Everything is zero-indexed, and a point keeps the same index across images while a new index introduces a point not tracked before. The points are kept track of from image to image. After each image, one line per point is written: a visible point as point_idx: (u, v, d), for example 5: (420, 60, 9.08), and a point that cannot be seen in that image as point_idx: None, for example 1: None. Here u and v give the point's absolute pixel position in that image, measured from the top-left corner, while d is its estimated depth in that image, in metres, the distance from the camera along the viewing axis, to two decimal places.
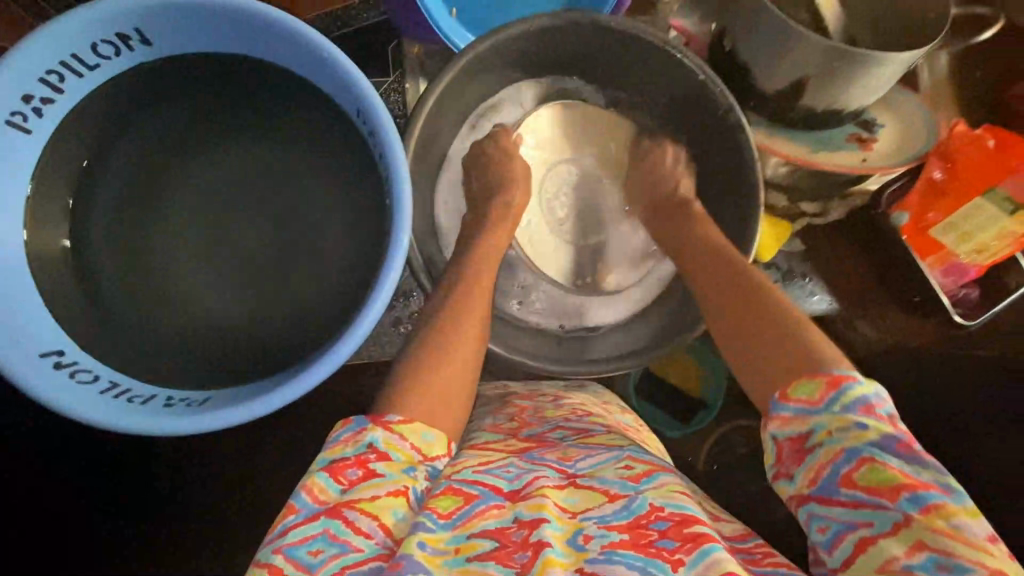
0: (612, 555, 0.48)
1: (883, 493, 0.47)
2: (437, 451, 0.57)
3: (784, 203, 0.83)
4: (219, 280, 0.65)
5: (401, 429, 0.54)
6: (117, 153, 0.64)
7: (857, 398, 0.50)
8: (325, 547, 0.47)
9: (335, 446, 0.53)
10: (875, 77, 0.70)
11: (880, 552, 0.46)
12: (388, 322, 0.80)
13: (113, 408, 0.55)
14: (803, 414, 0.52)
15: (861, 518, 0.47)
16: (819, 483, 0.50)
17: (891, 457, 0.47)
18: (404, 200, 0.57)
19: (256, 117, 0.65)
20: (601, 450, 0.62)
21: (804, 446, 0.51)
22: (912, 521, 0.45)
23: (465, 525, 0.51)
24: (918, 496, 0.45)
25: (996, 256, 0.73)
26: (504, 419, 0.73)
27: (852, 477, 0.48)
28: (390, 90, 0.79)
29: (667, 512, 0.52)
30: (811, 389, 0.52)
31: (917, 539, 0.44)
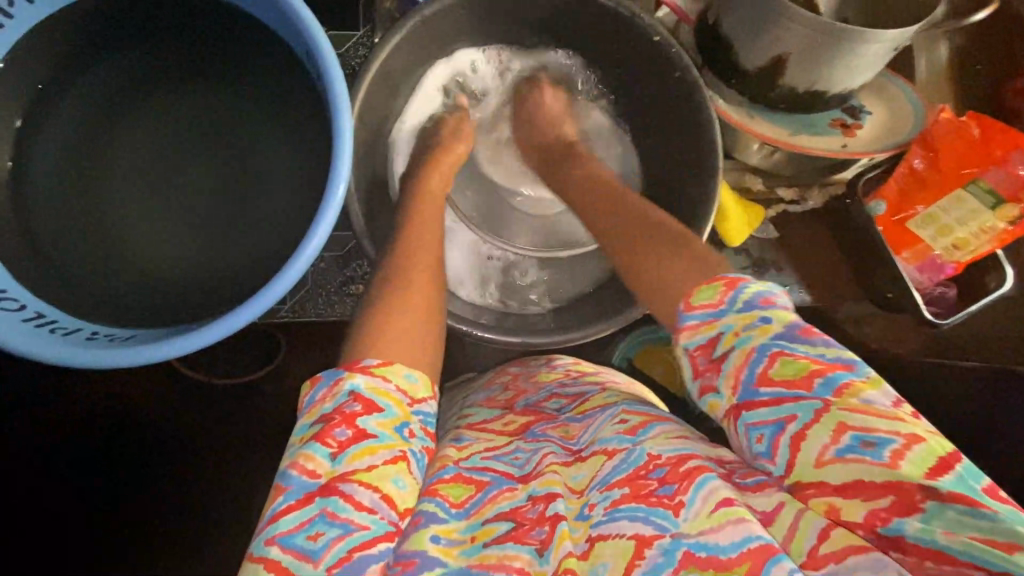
0: (615, 513, 0.46)
1: (800, 384, 0.42)
2: (422, 393, 0.50)
3: (761, 187, 0.80)
4: (162, 221, 0.63)
5: (382, 372, 0.49)
6: (67, 89, 0.62)
7: (752, 295, 0.45)
8: (325, 530, 0.43)
9: (313, 408, 0.47)
10: (861, 57, 0.65)
11: (811, 445, 0.41)
12: (337, 283, 0.78)
13: (35, 337, 0.53)
14: (708, 322, 0.46)
15: (784, 413, 0.42)
16: (740, 389, 0.44)
17: (796, 345, 0.42)
18: (342, 146, 0.54)
19: (208, 57, 0.64)
20: (597, 414, 0.56)
21: (713, 353, 0.45)
22: (830, 404, 0.40)
23: (477, 512, 0.49)
24: (830, 378, 0.41)
25: (976, 252, 0.70)
26: (498, 391, 0.70)
27: (769, 373, 0.42)
28: (357, 45, 0.77)
29: (664, 458, 0.48)
30: (712, 293, 0.46)
31: (838, 421, 0.40)
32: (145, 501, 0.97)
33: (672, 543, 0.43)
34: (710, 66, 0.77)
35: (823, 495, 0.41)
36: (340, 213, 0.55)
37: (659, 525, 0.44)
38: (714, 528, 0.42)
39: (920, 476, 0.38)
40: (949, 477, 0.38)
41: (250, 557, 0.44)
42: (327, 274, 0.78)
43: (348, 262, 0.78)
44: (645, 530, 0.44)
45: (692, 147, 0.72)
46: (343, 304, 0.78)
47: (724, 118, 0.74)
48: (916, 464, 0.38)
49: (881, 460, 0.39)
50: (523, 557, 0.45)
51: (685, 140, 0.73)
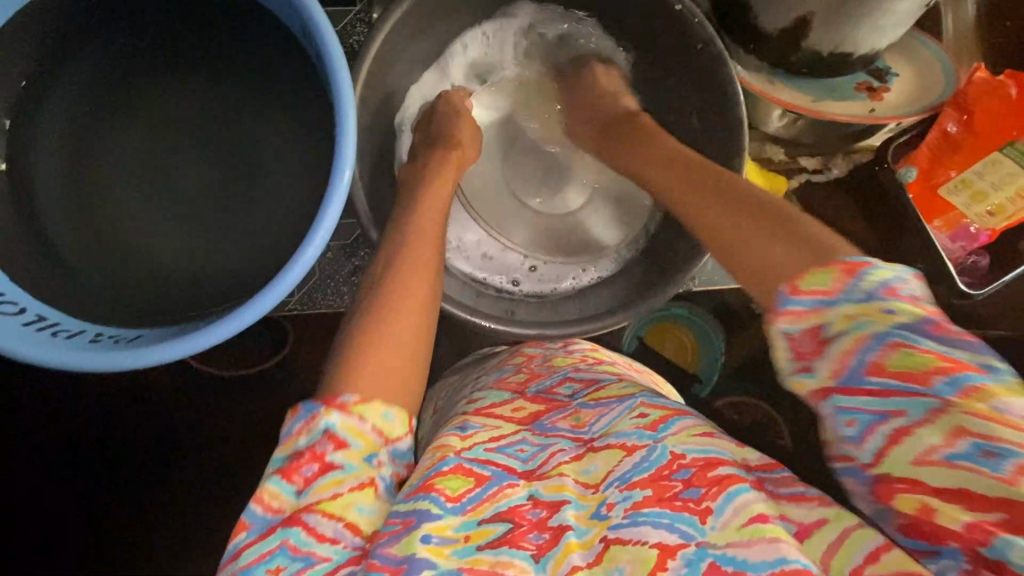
0: (637, 517, 0.43)
1: (917, 378, 0.36)
2: (399, 431, 0.48)
3: (782, 157, 0.77)
4: (161, 215, 0.61)
5: (360, 411, 0.46)
6: (51, 75, 0.58)
7: (880, 281, 0.39)
8: (286, 564, 0.42)
9: (288, 441, 0.46)
10: (890, 15, 0.61)
11: (915, 443, 0.36)
12: (345, 273, 0.76)
13: (34, 340, 0.51)
14: (817, 309, 0.40)
15: (891, 407, 0.37)
16: (842, 377, 0.39)
17: (922, 339, 0.37)
18: (346, 130, 0.51)
19: (202, 38, 0.60)
20: (612, 404, 0.53)
21: (820, 336, 0.40)
22: (950, 405, 0.35)
23: (475, 509, 0.45)
24: (959, 377, 0.35)
25: (1013, 218, 0.67)
26: (510, 370, 0.66)
27: (883, 363, 0.37)
28: (355, 21, 0.73)
29: (689, 459, 0.45)
30: (828, 279, 0.40)
31: (957, 424, 0.35)
32: (161, 500, 0.97)
33: (696, 552, 0.41)
34: (727, 30, 0.73)
35: (914, 492, 0.36)
36: (345, 202, 0.52)
37: (683, 533, 0.42)
38: (745, 542, 0.40)
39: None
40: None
41: None
42: (335, 264, 0.76)
43: (355, 250, 0.76)
44: (670, 538, 0.42)
45: (714, 117, 0.68)
46: (351, 293, 0.77)
47: (744, 85, 0.71)
48: None
49: (999, 474, 0.34)
50: (517, 565, 0.43)
51: (707, 109, 0.69)
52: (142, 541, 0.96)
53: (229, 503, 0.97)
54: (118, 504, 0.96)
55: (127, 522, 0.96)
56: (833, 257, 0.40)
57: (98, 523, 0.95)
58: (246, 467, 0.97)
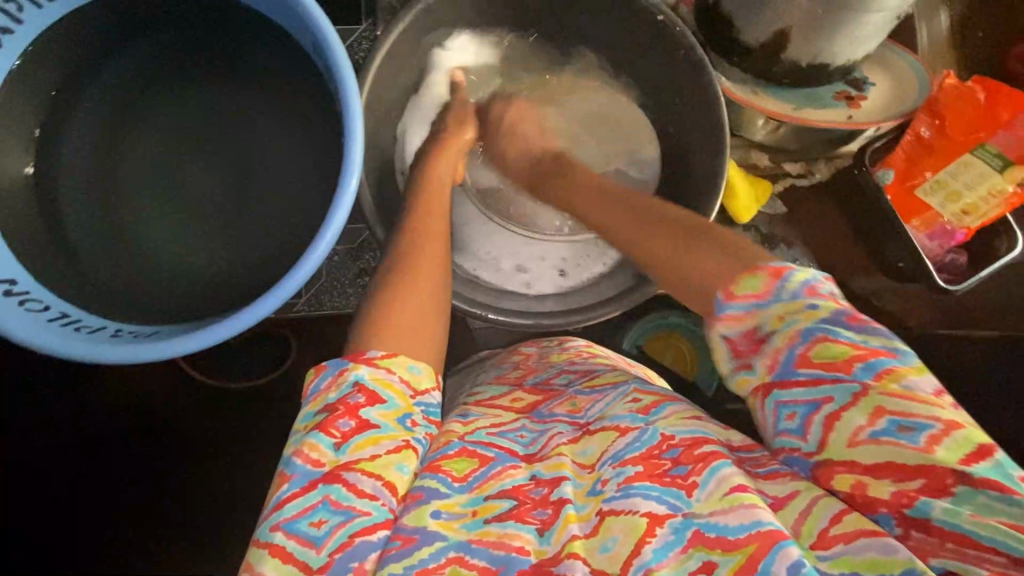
0: (629, 489, 0.45)
1: (838, 367, 0.40)
2: (426, 384, 0.52)
3: (768, 162, 0.81)
4: (175, 219, 0.64)
5: (387, 364, 0.50)
6: (76, 90, 0.62)
7: (801, 281, 0.42)
8: (328, 517, 0.44)
9: (318, 397, 0.49)
10: (863, 26, 0.65)
11: (846, 424, 0.40)
12: (351, 276, 0.80)
13: (60, 335, 0.54)
14: (751, 312, 0.43)
15: (821, 395, 0.40)
16: (777, 369, 0.42)
17: (842, 331, 0.40)
18: (353, 135, 0.55)
19: (217, 54, 0.64)
20: (606, 391, 0.57)
21: (755, 337, 0.44)
22: (868, 388, 0.39)
23: (480, 487, 0.48)
24: (873, 362, 0.39)
25: (987, 217, 0.70)
26: (509, 368, 0.70)
27: (808, 356, 0.41)
28: (361, 38, 0.78)
29: (678, 439, 0.47)
30: (757, 283, 0.43)
31: (876, 404, 0.39)
32: (165, 504, 0.98)
33: (682, 522, 0.43)
34: (712, 44, 0.78)
35: (851, 470, 0.40)
36: (353, 202, 0.55)
37: (672, 505, 0.43)
38: (726, 509, 0.42)
39: (955, 461, 0.37)
40: (984, 463, 0.36)
41: (254, 545, 0.45)
42: (340, 267, 0.79)
43: (359, 254, 0.79)
44: (658, 509, 0.43)
45: (700, 123, 0.72)
46: (357, 296, 0.80)
47: (729, 96, 0.74)
48: (952, 450, 0.37)
49: (916, 444, 0.37)
50: (523, 536, 0.45)
51: (693, 116, 0.73)
52: (146, 546, 0.97)
53: (231, 508, 0.98)
54: (124, 509, 0.97)
55: (134, 525, 0.98)
56: (761, 260, 0.44)
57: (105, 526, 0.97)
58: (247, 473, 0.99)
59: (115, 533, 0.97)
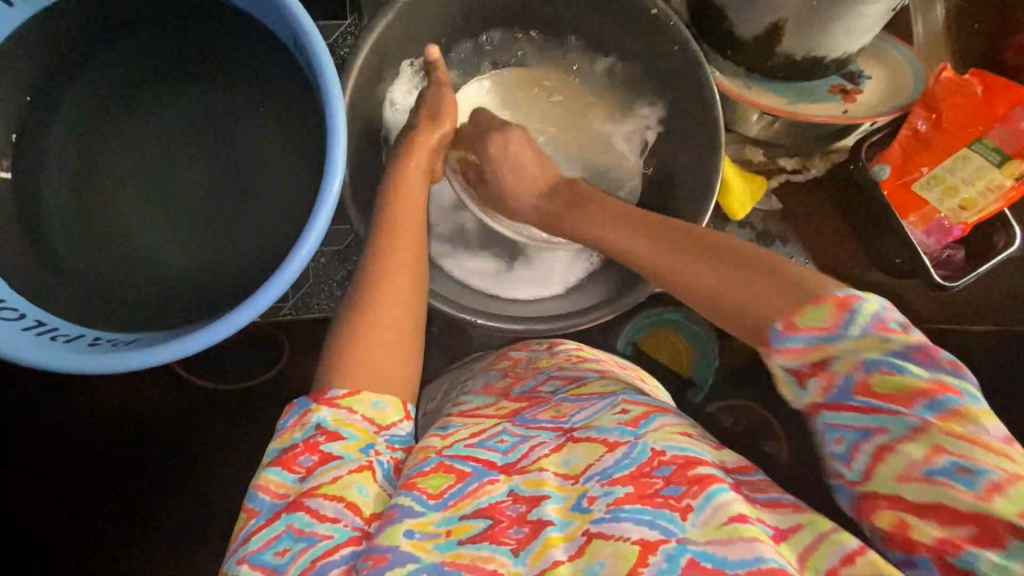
0: (618, 513, 0.44)
1: (898, 400, 0.38)
2: (393, 417, 0.51)
3: (762, 158, 0.79)
4: (154, 222, 0.62)
5: (348, 404, 0.49)
6: (51, 90, 0.60)
7: (869, 314, 0.40)
8: (291, 545, 0.44)
9: (284, 434, 0.49)
10: (859, 19, 0.64)
11: (900, 458, 0.38)
12: (339, 278, 0.78)
13: (34, 345, 0.52)
14: (817, 344, 0.41)
15: (876, 424, 0.39)
16: (833, 394, 0.40)
17: (908, 366, 0.38)
18: (337, 135, 0.53)
19: (196, 51, 0.62)
20: (593, 399, 0.55)
21: (817, 363, 0.41)
22: (929, 426, 0.37)
23: (456, 504, 0.47)
24: (939, 401, 0.37)
25: (985, 212, 0.69)
26: (497, 376, 0.68)
27: (869, 386, 0.39)
28: (346, 34, 0.76)
29: (670, 456, 0.46)
30: (822, 314, 0.41)
31: (935, 444, 0.36)
32: (153, 513, 0.96)
33: (677, 548, 0.42)
34: (706, 38, 0.76)
35: (894, 508, 0.38)
36: (337, 205, 0.53)
37: (665, 530, 0.42)
38: (723, 539, 0.41)
39: (1014, 515, 0.34)
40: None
41: None
42: (328, 270, 0.78)
43: (347, 256, 0.77)
44: (651, 534, 0.42)
45: (694, 118, 0.71)
46: (345, 298, 0.78)
47: (723, 90, 0.73)
48: (1012, 502, 0.35)
49: (974, 490, 0.35)
50: (498, 559, 0.44)
51: (687, 111, 0.71)
52: (134, 554, 0.96)
53: (219, 516, 0.97)
54: (110, 517, 0.96)
55: (121, 534, 0.96)
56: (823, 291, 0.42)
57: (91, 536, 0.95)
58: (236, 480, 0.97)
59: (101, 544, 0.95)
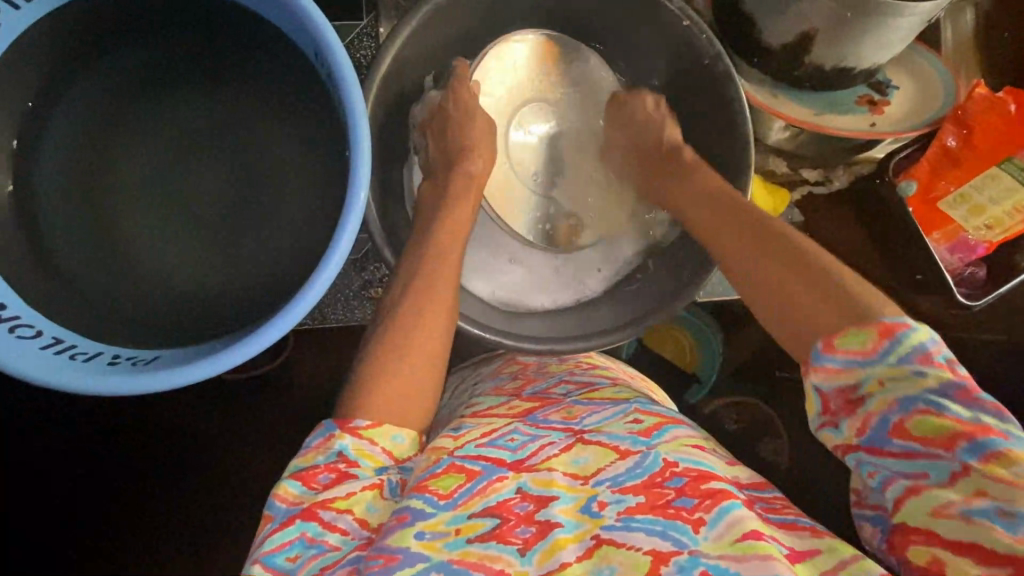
0: (629, 521, 0.44)
1: (937, 443, 0.40)
2: (409, 452, 0.52)
3: (785, 168, 0.78)
4: (171, 236, 0.61)
5: (370, 435, 0.49)
6: (65, 100, 0.59)
7: (912, 346, 0.43)
8: (303, 551, 0.44)
9: (307, 454, 0.49)
10: (891, 32, 0.62)
11: (931, 497, 0.40)
12: (356, 288, 0.77)
13: (54, 364, 0.51)
14: (852, 367, 0.44)
15: (915, 469, 0.41)
16: (868, 433, 0.43)
17: (948, 404, 0.41)
18: (361, 152, 0.52)
19: (210, 59, 0.60)
20: (606, 405, 0.56)
21: (852, 396, 0.44)
22: (971, 470, 0.39)
23: (465, 504, 0.46)
24: (980, 442, 0.39)
25: (1010, 231, 0.68)
26: (507, 379, 0.67)
27: (905, 425, 0.42)
28: (361, 36, 0.73)
29: (682, 468, 0.47)
30: (861, 338, 0.44)
31: (977, 487, 0.39)
32: (161, 518, 0.95)
33: (689, 560, 0.41)
34: (732, 46, 0.74)
35: (929, 544, 0.40)
36: (361, 224, 0.52)
37: (676, 541, 0.42)
38: (737, 556, 0.41)
39: None
40: None
41: None
42: (345, 279, 0.77)
43: (364, 265, 0.76)
44: (662, 546, 0.42)
45: (722, 130, 0.69)
46: (361, 308, 0.78)
47: (748, 100, 0.72)
48: None
49: (1014, 534, 0.37)
50: (505, 559, 0.43)
51: (714, 123, 0.70)
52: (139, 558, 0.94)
53: (226, 522, 0.95)
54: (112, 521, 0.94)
55: (128, 540, 0.94)
56: (871, 317, 0.44)
57: (98, 541, 0.94)
58: (244, 484, 0.95)
59: (108, 550, 0.94)
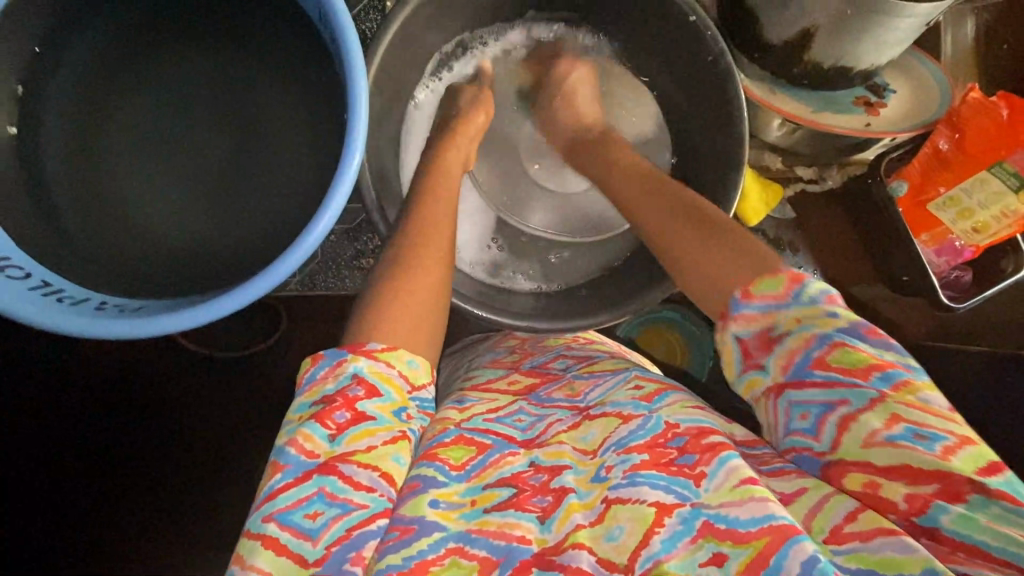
0: (635, 478, 0.43)
1: (856, 373, 0.40)
2: (423, 380, 0.49)
3: (780, 165, 0.80)
4: (166, 189, 0.61)
5: (386, 358, 0.47)
6: (71, 49, 0.60)
7: (819, 291, 0.44)
8: (325, 509, 0.41)
9: (313, 388, 0.45)
10: (890, 32, 0.62)
11: (858, 426, 0.40)
12: (347, 257, 0.78)
13: (38, 303, 0.51)
14: (769, 311, 0.45)
15: (836, 397, 0.41)
16: (792, 370, 0.43)
17: (858, 339, 0.41)
18: (358, 111, 0.52)
19: (216, 17, 0.62)
20: (605, 376, 0.55)
21: (770, 337, 0.44)
22: (885, 395, 0.39)
23: (478, 476, 0.46)
24: (889, 373, 0.40)
25: (997, 235, 0.70)
26: (504, 353, 0.68)
27: (826, 360, 0.41)
28: (368, 9, 0.74)
29: (683, 428, 0.46)
30: (776, 284, 0.45)
31: (893, 411, 0.39)
32: (133, 488, 0.92)
33: (691, 512, 0.41)
34: (734, 39, 0.75)
35: (863, 471, 0.39)
36: (355, 183, 0.53)
37: (679, 495, 0.42)
38: (736, 502, 0.40)
39: (969, 473, 0.37)
40: (997, 478, 0.37)
41: (245, 534, 0.41)
42: (337, 246, 0.78)
43: (358, 235, 0.77)
44: (666, 498, 0.41)
45: (719, 119, 0.70)
46: (352, 278, 0.79)
47: (746, 94, 0.72)
48: (966, 462, 0.37)
49: (932, 451, 0.37)
50: (524, 526, 0.43)
51: (710, 114, 0.71)
52: (112, 522, 0.92)
53: (202, 495, 0.93)
54: (91, 483, 0.92)
55: (97, 508, 0.92)
56: (780, 266, 0.46)
57: (66, 507, 0.91)
58: (222, 455, 0.93)
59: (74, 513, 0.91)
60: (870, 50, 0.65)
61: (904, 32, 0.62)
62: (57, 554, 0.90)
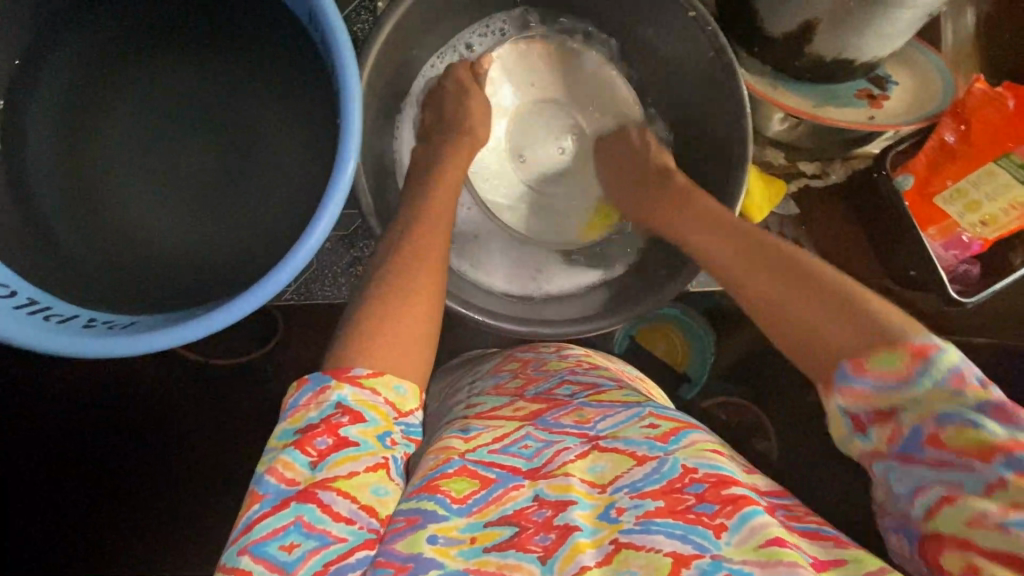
0: (649, 526, 0.41)
1: (972, 454, 0.37)
2: (411, 404, 0.47)
3: (783, 161, 0.78)
4: (154, 198, 0.59)
5: (372, 384, 0.45)
6: (54, 55, 0.57)
7: (946, 366, 0.39)
8: (301, 541, 0.40)
9: (296, 414, 0.43)
10: (893, 24, 0.61)
11: (963, 508, 0.36)
12: (344, 264, 0.77)
13: (24, 323, 0.49)
14: (884, 390, 0.41)
15: (945, 477, 0.37)
16: (899, 443, 0.40)
17: (983, 419, 0.37)
18: (352, 116, 0.50)
19: (203, 20, 0.60)
20: (617, 407, 0.51)
21: (885, 412, 0.41)
22: (1006, 482, 0.35)
23: (481, 511, 0.44)
24: (1015, 457, 0.35)
25: (1005, 229, 0.69)
26: (507, 375, 0.64)
27: (938, 437, 0.38)
28: (359, 9, 0.72)
29: (701, 474, 0.43)
30: (893, 360, 0.41)
31: (1011, 500, 0.35)
32: (129, 504, 0.90)
33: (711, 564, 0.39)
34: (734, 33, 0.74)
35: (964, 550, 0.36)
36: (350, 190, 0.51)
37: (698, 545, 0.39)
38: (761, 562, 0.38)
39: None
40: None
41: (222, 566, 0.40)
42: (333, 254, 0.76)
43: (354, 242, 0.76)
44: (683, 549, 0.39)
45: (721, 116, 0.68)
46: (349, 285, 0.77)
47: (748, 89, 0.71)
48: None
49: None
50: (525, 567, 0.40)
51: (712, 111, 0.70)
52: (110, 539, 0.90)
53: (199, 510, 0.91)
54: (92, 486, 0.90)
55: (91, 526, 0.90)
56: (899, 337, 0.41)
57: (60, 526, 0.89)
58: (219, 468, 0.91)
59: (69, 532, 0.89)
60: (872, 42, 0.64)
61: (907, 24, 0.61)
62: (57, 554, 0.89)
